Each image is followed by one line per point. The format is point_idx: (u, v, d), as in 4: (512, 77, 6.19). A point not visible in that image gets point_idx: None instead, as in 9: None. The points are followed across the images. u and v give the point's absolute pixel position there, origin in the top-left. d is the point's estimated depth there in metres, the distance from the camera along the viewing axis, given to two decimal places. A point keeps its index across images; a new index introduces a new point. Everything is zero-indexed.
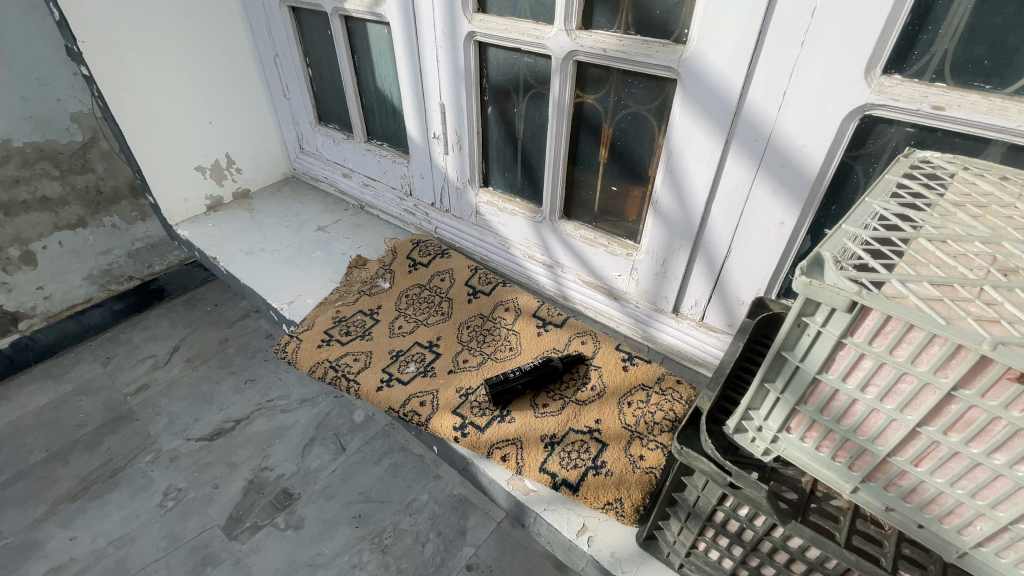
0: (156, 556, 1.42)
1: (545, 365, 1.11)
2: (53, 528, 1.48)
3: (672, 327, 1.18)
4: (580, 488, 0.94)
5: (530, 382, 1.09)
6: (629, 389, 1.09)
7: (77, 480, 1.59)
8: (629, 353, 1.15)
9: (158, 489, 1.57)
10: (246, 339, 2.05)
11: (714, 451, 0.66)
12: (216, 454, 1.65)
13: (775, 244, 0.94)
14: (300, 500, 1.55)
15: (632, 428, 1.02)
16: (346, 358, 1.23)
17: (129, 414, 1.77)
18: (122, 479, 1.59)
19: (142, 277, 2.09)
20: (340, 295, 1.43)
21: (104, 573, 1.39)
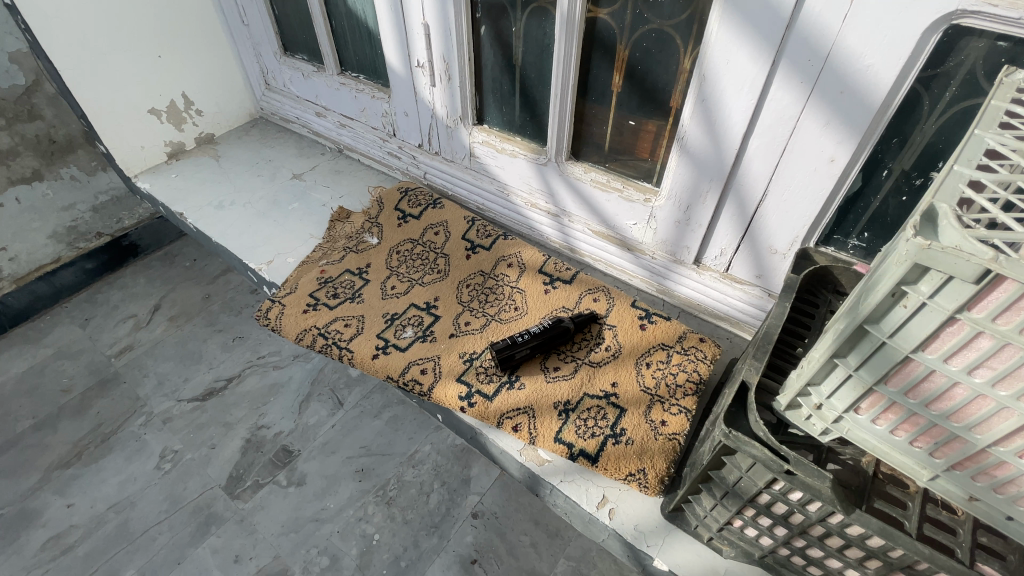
0: (158, 519, 1.38)
1: (556, 327, 1.01)
2: (49, 496, 1.42)
3: (692, 279, 1.07)
4: (599, 459, 0.87)
5: (540, 345, 1.00)
6: (647, 349, 0.99)
7: (69, 446, 1.52)
8: (647, 309, 1.05)
9: (153, 452, 1.50)
10: (230, 294, 1.92)
11: (766, 434, 0.58)
12: (210, 414, 1.58)
13: (821, 185, 0.82)
14: (300, 456, 1.49)
15: (652, 392, 0.94)
16: (336, 324, 1.12)
17: (115, 376, 1.67)
18: (114, 444, 1.52)
19: (112, 233, 1.91)
20: (324, 253, 1.31)
21: (107, 537, 1.34)
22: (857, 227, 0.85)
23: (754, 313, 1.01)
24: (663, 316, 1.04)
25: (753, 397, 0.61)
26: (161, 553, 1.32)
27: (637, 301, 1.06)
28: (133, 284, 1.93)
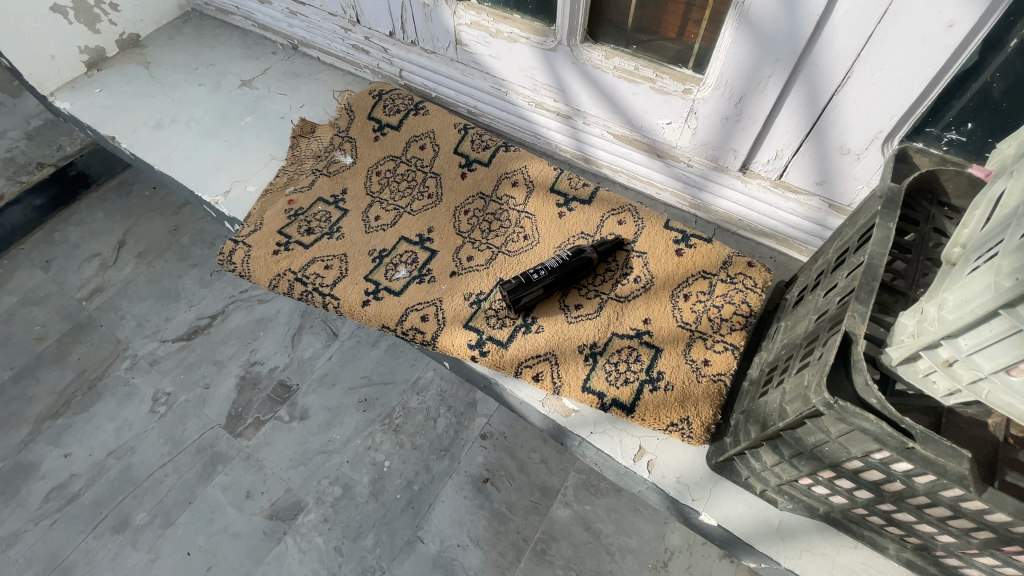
0: (162, 462, 1.31)
1: (577, 258, 0.85)
2: (43, 447, 1.33)
3: (735, 189, 0.91)
4: (636, 409, 0.76)
5: (558, 282, 0.84)
6: (684, 279, 0.85)
7: (55, 396, 1.40)
8: (683, 231, 0.88)
9: (145, 396, 1.40)
10: (200, 224, 1.71)
11: (886, 405, 0.45)
12: (198, 353, 1.45)
13: (929, 60, 0.62)
14: (300, 391, 1.39)
15: (692, 328, 0.81)
16: (315, 266, 0.95)
17: (91, 321, 1.52)
18: (103, 391, 1.40)
19: (55, 162, 1.66)
20: (290, 177, 1.11)
21: (112, 484, 1.28)
22: (942, 118, 0.66)
23: (807, 227, 0.87)
24: (702, 238, 0.87)
25: (862, 355, 0.47)
26: (171, 495, 1.27)
27: (670, 221, 0.90)
28: (91, 220, 1.69)
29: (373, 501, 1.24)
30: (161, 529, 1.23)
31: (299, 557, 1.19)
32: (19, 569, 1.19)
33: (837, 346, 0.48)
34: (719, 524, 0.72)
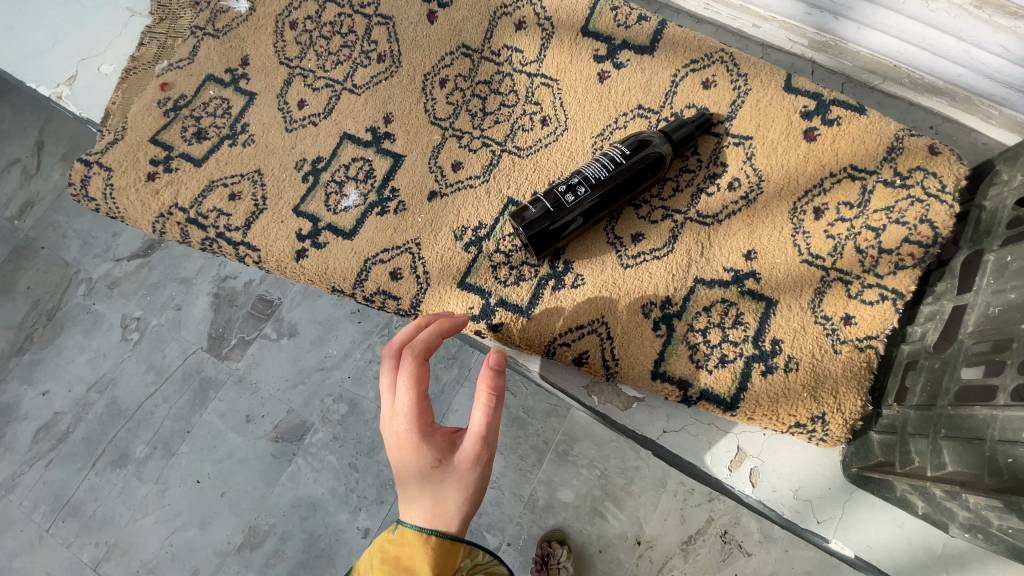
0: (148, 392, 1.00)
1: (636, 159, 0.49)
2: (18, 386, 1.03)
3: (900, 10, 0.51)
4: (739, 404, 0.49)
5: (605, 204, 0.49)
6: (815, 183, 0.51)
7: (14, 331, 1.06)
8: (815, 96, 0.52)
9: (112, 323, 1.05)
10: None
11: None
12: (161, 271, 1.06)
13: None
14: (285, 305, 1.03)
15: (825, 265, 0.50)
16: (214, 196, 0.60)
17: (30, 244, 1.12)
18: (64, 321, 1.06)
19: None
20: (161, 45, 0.72)
21: (100, 422, 0.99)
22: None
23: (1013, 77, 0.51)
24: (847, 108, 0.52)
25: None
26: (165, 425, 0.98)
27: (793, 79, 0.53)
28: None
29: (382, 415, 0.95)
30: (162, 461, 0.96)
31: (312, 480, 0.93)
32: (25, 513, 0.97)
33: None
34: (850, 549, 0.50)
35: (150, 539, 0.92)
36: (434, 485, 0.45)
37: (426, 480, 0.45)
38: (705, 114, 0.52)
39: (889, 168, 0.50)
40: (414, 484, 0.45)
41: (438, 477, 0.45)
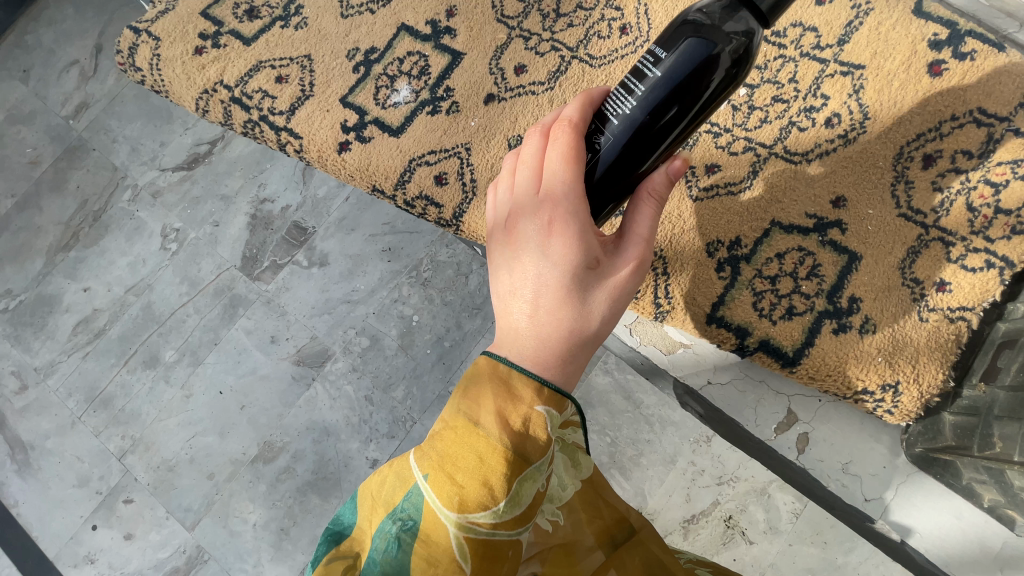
0: (182, 299, 0.85)
1: (683, 53, 0.30)
2: (61, 280, 0.88)
3: None
4: (800, 360, 0.44)
5: (658, 135, 0.31)
6: (931, 126, 0.44)
7: (63, 226, 0.91)
8: (950, 22, 0.45)
9: (153, 231, 0.88)
10: None
11: None
12: (202, 186, 0.87)
13: None
14: (319, 236, 0.83)
15: (925, 223, 0.44)
16: (260, 77, 0.56)
17: (83, 144, 0.93)
18: (107, 224, 0.89)
19: None
20: None
21: (134, 328, 0.85)
22: None
23: None
24: (986, 41, 0.44)
25: None
26: (195, 334, 0.83)
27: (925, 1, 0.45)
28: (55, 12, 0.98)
29: (403, 354, 0.77)
30: (189, 368, 0.82)
31: (327, 406, 0.77)
32: (60, 399, 0.85)
33: None
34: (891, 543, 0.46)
35: (173, 440, 0.80)
36: (581, 293, 0.33)
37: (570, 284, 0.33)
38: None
39: None
40: (547, 293, 0.33)
41: (589, 282, 0.33)
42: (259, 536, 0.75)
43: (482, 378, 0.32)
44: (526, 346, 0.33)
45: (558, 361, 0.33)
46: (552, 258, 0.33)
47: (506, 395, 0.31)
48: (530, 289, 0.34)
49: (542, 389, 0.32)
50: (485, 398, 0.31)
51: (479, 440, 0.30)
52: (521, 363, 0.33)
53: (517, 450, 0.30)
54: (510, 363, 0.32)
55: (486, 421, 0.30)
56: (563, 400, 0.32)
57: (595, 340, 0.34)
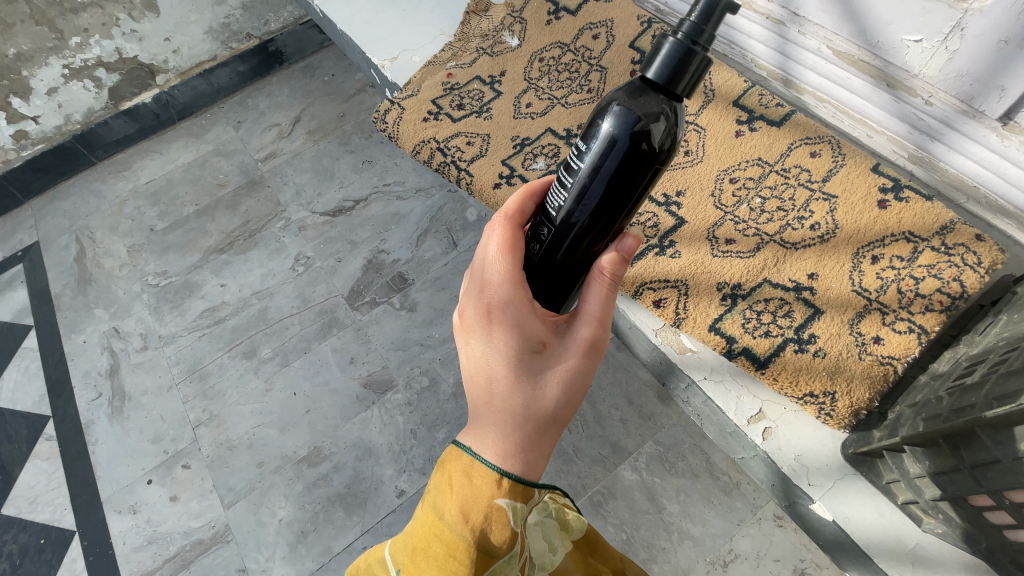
0: (292, 311, 1.52)
1: (628, 125, 0.44)
2: (207, 274, 1.62)
3: (981, 143, 0.70)
4: (769, 366, 0.65)
5: (597, 202, 0.47)
6: (878, 238, 0.68)
7: (223, 235, 1.68)
8: (896, 179, 0.70)
9: (290, 254, 1.61)
10: (364, 117, 1.87)
11: None
12: (339, 231, 1.63)
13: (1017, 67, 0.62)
14: (414, 285, 1.50)
15: (870, 297, 0.66)
16: (458, 140, 0.96)
17: (261, 180, 1.77)
18: (259, 241, 1.65)
19: (261, 36, 1.95)
20: (454, 52, 1.09)
21: (252, 318, 1.53)
22: None
23: None
24: (917, 193, 0.69)
25: None
26: (291, 342, 1.47)
27: (881, 165, 0.72)
28: (254, 104, 1.95)
29: (451, 401, 1.33)
30: (279, 366, 1.44)
31: (378, 431, 1.33)
32: (168, 364, 1.49)
33: None
34: (834, 533, 0.63)
35: (242, 424, 1.38)
36: (532, 378, 0.50)
37: (520, 373, 0.50)
38: (686, 27, 0.43)
39: (940, 237, 0.65)
40: (503, 378, 0.50)
41: (539, 368, 0.50)
42: (280, 531, 1.25)
43: (450, 473, 0.49)
44: (490, 431, 0.50)
45: (516, 431, 0.49)
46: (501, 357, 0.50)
47: (467, 483, 0.48)
48: (491, 379, 0.50)
49: (502, 479, 0.48)
50: (451, 506, 0.47)
51: (445, 545, 0.47)
52: (484, 457, 0.49)
53: (476, 543, 0.46)
54: (474, 457, 0.49)
55: (449, 521, 0.47)
56: (521, 484, 0.48)
57: (550, 409, 0.50)
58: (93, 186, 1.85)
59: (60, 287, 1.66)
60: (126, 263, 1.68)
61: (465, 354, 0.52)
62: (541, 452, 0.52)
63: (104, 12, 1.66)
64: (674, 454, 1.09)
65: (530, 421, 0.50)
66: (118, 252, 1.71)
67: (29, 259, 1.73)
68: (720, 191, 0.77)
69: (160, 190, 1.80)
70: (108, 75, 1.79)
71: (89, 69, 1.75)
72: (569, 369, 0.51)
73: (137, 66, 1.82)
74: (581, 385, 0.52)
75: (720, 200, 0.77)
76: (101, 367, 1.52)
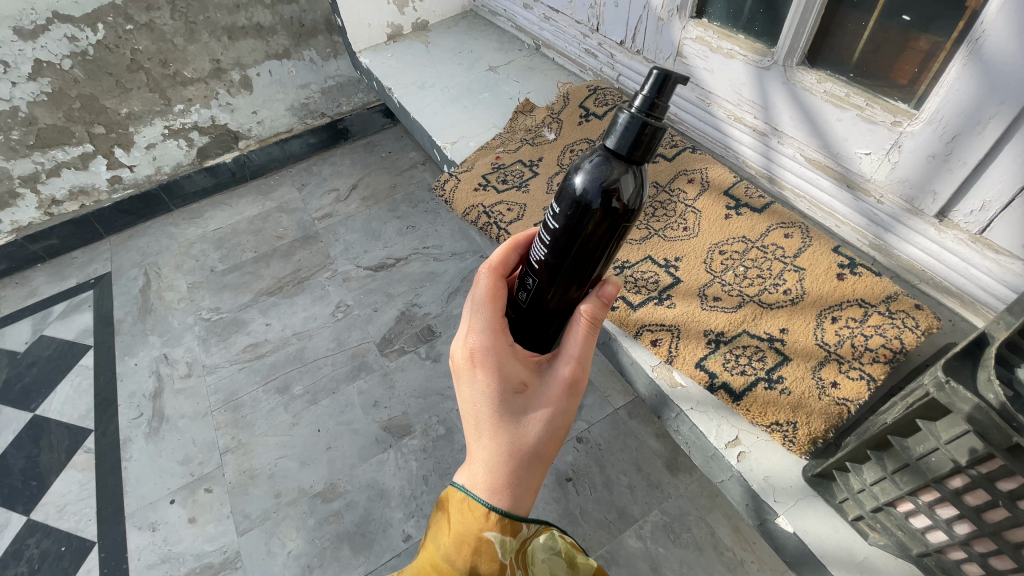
0: (326, 353, 1.68)
1: (594, 185, 0.55)
2: (255, 313, 1.81)
3: (923, 236, 0.87)
4: (743, 399, 0.79)
5: (571, 253, 0.59)
6: (837, 303, 0.84)
7: (275, 280, 1.91)
8: (851, 259, 0.88)
9: (332, 301, 1.82)
10: (411, 189, 2.17)
11: (1001, 448, 0.46)
12: (378, 283, 1.85)
13: (933, 178, 0.82)
14: (440, 338, 1.68)
15: (830, 349, 0.80)
16: (500, 207, 1.21)
17: (315, 236, 2.04)
18: (306, 287, 1.87)
19: (332, 115, 2.33)
20: (502, 140, 1.36)
21: (290, 356, 1.68)
22: None
23: (999, 292, 0.80)
24: (869, 271, 0.86)
25: (962, 388, 0.48)
26: (323, 381, 1.61)
27: (840, 247, 0.90)
28: (320, 171, 2.31)
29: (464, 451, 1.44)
30: (309, 403, 1.57)
31: (391, 474, 1.41)
32: (207, 393, 1.62)
33: (962, 393, 0.47)
34: (797, 550, 0.73)
35: (265, 455, 1.47)
36: (518, 413, 0.63)
37: (507, 408, 0.63)
38: (638, 104, 0.53)
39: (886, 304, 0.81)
40: (492, 419, 0.63)
41: (524, 404, 0.64)
42: (289, 561, 1.29)
43: (451, 508, 0.63)
44: (482, 468, 0.63)
45: (505, 464, 0.62)
46: (489, 396, 0.63)
47: (464, 515, 0.62)
48: (483, 421, 0.63)
49: (491, 512, 0.61)
50: (449, 537, 0.63)
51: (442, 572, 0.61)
52: (477, 493, 0.62)
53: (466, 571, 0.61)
54: (469, 493, 0.62)
55: (446, 553, 0.62)
56: (506, 517, 0.61)
57: (533, 443, 0.62)
58: (167, 228, 2.14)
59: (123, 313, 1.86)
60: (185, 296, 1.89)
61: (460, 400, 0.66)
62: (528, 482, 0.63)
63: (208, 86, 2.00)
64: (676, 523, 1.24)
65: (518, 453, 0.62)
66: (179, 288, 1.92)
67: (99, 286, 1.95)
68: (711, 259, 0.95)
69: (226, 237, 2.08)
70: (200, 137, 2.11)
71: (186, 132, 2.07)
72: (550, 405, 0.64)
73: (226, 132, 2.15)
74: (562, 420, 0.64)
75: (710, 266, 0.94)
76: (146, 389, 1.65)
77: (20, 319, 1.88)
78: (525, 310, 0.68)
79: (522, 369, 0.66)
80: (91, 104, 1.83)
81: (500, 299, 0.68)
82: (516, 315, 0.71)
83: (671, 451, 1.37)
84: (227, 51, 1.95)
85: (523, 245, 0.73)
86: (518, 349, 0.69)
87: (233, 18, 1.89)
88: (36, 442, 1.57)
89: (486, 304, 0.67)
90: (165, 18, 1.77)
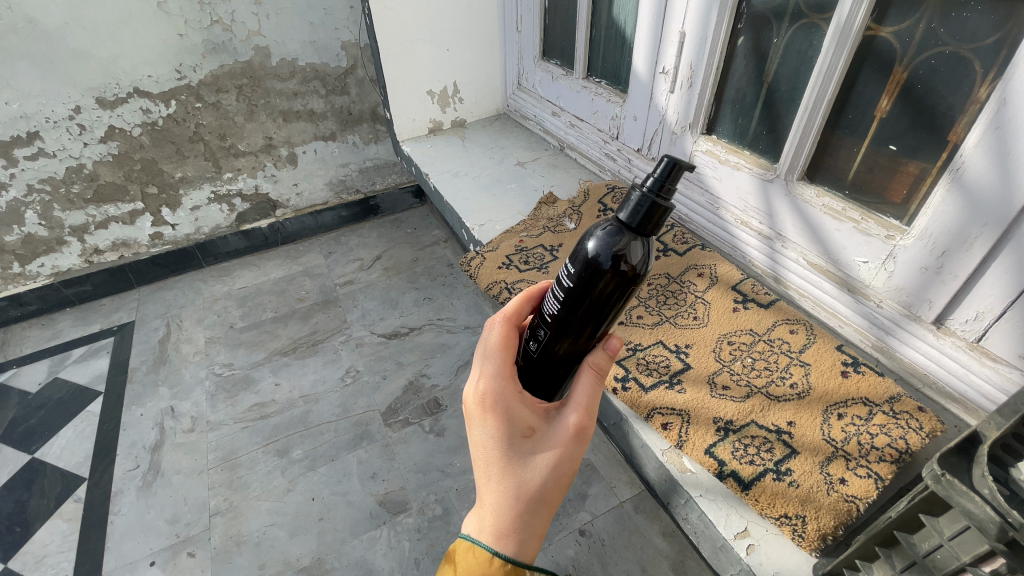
0: (331, 419, 1.69)
1: (604, 251, 0.62)
2: (266, 372, 1.85)
3: (925, 341, 0.92)
4: (752, 488, 0.79)
5: (581, 311, 0.65)
6: (842, 399, 0.87)
7: (290, 341, 1.97)
8: (854, 358, 0.93)
9: (343, 365, 1.86)
10: (432, 263, 2.29)
11: (998, 542, 0.48)
12: (390, 351, 1.90)
13: (929, 285, 0.89)
14: (445, 411, 1.69)
15: (837, 445, 0.81)
16: (521, 285, 1.29)
17: (335, 301, 2.13)
18: (320, 350, 1.92)
19: (365, 192, 2.52)
20: (526, 227, 1.48)
21: (295, 418, 1.70)
22: None
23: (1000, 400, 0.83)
24: (871, 369, 0.90)
25: (958, 481, 0.51)
26: (325, 447, 1.61)
27: (843, 345, 0.95)
28: (347, 242, 2.46)
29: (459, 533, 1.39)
30: (308, 468, 1.56)
31: (382, 553, 1.37)
32: (207, 449, 1.62)
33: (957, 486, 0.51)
34: None
35: (256, 520, 1.44)
36: (525, 457, 0.66)
37: (515, 453, 0.66)
38: (648, 183, 0.60)
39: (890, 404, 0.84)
40: (499, 463, 0.65)
41: (531, 449, 0.66)
42: None
43: (460, 551, 0.67)
44: (489, 511, 0.65)
45: (512, 508, 0.65)
46: (498, 441, 0.66)
47: (469, 559, 0.65)
48: (491, 466, 0.66)
49: (495, 559, 0.64)
50: None
51: None
52: (484, 538, 0.65)
53: None
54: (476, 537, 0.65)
55: None
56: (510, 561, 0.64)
57: (538, 487, 0.65)
58: (196, 284, 2.25)
59: (138, 362, 1.91)
60: (201, 350, 1.95)
61: (470, 443, 0.69)
62: (534, 525, 0.66)
63: (257, 159, 2.20)
64: None
65: (524, 498, 0.65)
66: (196, 341, 1.99)
67: (120, 334, 2.03)
68: (720, 349, 1.00)
69: (251, 295, 2.18)
70: (242, 203, 2.28)
71: (230, 198, 2.25)
72: (557, 451, 0.66)
73: (266, 201, 2.32)
74: (568, 465, 0.67)
75: (719, 356, 0.99)
76: (147, 440, 1.66)
77: (38, 360, 1.94)
78: (535, 359, 0.72)
79: (531, 414, 0.69)
80: (150, 167, 2.03)
81: (511, 347, 0.72)
82: (527, 362, 0.74)
83: (678, 553, 1.31)
84: (280, 130, 2.17)
85: (535, 297, 0.78)
86: (527, 395, 0.71)
87: (290, 104, 2.13)
88: (28, 486, 1.55)
89: (498, 351, 0.70)
90: (230, 99, 2.01)
